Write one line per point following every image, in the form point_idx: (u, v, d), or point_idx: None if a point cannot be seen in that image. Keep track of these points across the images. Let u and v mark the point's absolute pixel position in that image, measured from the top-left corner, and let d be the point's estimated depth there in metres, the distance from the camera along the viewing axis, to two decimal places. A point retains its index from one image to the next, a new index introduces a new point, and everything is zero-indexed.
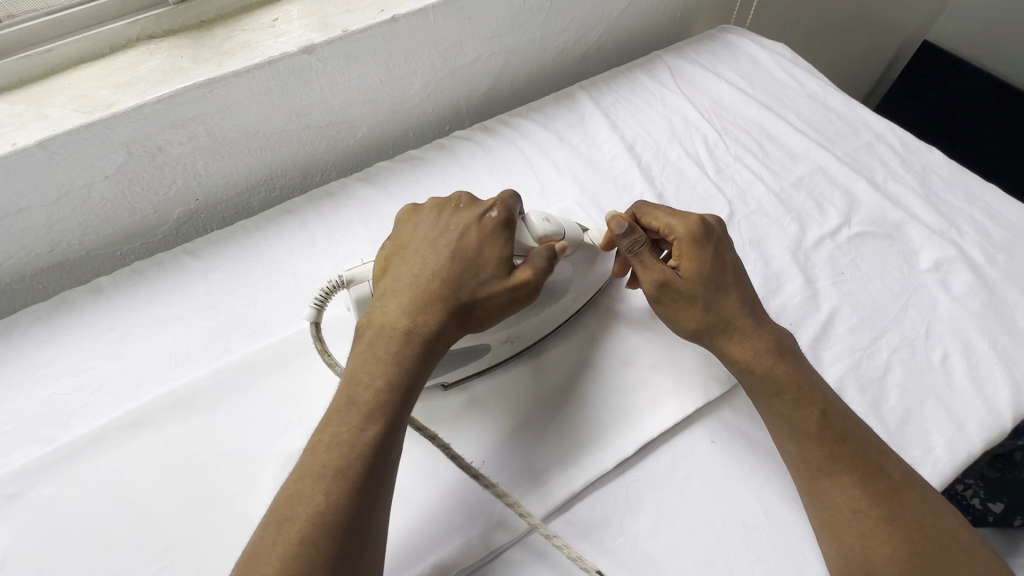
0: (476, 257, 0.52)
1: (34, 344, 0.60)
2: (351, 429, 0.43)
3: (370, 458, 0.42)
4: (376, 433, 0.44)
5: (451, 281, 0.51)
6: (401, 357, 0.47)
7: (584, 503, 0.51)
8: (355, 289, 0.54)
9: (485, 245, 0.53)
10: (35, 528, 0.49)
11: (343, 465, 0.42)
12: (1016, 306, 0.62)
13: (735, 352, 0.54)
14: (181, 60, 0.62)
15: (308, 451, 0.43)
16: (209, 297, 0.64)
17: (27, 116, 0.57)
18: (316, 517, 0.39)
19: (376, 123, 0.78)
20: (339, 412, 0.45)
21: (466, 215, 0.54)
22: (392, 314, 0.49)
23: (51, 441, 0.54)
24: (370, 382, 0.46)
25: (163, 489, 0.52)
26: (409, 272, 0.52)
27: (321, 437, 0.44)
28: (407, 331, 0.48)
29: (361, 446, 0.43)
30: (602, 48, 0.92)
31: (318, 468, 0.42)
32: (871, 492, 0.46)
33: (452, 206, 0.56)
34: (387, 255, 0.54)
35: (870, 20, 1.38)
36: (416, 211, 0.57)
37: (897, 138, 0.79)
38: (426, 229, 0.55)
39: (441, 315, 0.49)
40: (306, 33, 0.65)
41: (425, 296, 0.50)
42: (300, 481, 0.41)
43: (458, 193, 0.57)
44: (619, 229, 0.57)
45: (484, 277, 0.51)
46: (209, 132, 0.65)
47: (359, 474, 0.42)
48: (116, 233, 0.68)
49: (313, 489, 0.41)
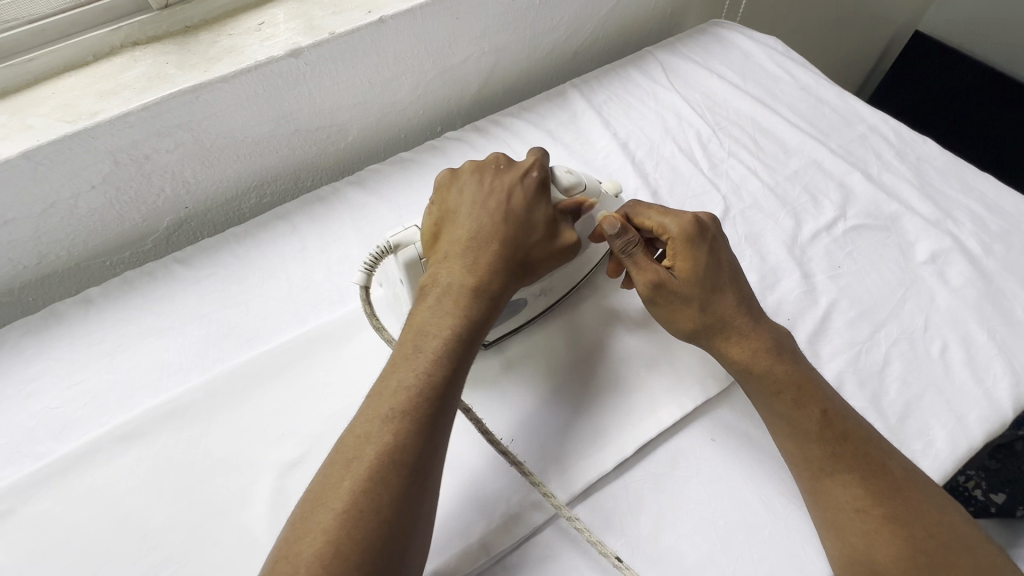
0: (519, 214, 0.54)
1: (24, 358, 0.60)
2: (416, 375, 0.45)
3: (434, 399, 0.44)
4: (437, 376, 0.45)
5: (499, 236, 0.53)
6: (456, 306, 0.49)
7: (584, 506, 0.50)
8: (402, 255, 0.53)
9: (526, 204, 0.55)
10: (28, 545, 0.49)
11: (410, 408, 0.43)
12: (1014, 295, 0.61)
13: (732, 352, 0.53)
14: (166, 67, 0.61)
15: (371, 396, 0.45)
16: (201, 307, 0.64)
17: (9, 127, 0.56)
18: (387, 454, 0.41)
19: (367, 125, 0.77)
20: (399, 359, 0.47)
21: (509, 179, 0.56)
22: (444, 268, 0.51)
23: (43, 456, 0.53)
24: (428, 330, 0.48)
25: (158, 501, 0.51)
26: (457, 230, 0.54)
27: (384, 382, 0.45)
28: (460, 283, 0.50)
29: (424, 387, 0.44)
30: (592, 45, 0.91)
31: (386, 410, 0.43)
32: (874, 491, 0.46)
33: (492, 168, 0.57)
34: (433, 214, 0.56)
35: (861, 12, 1.38)
36: (454, 174, 0.58)
37: (891, 130, 0.78)
38: (468, 189, 0.56)
39: (492, 267, 0.51)
40: (292, 36, 0.64)
41: (474, 251, 0.52)
42: (368, 422, 0.43)
43: (492, 156, 0.58)
44: (612, 229, 0.56)
45: (534, 238, 0.54)
46: (197, 139, 0.65)
47: (424, 414, 0.43)
48: (105, 243, 0.67)
49: (382, 428, 0.42)
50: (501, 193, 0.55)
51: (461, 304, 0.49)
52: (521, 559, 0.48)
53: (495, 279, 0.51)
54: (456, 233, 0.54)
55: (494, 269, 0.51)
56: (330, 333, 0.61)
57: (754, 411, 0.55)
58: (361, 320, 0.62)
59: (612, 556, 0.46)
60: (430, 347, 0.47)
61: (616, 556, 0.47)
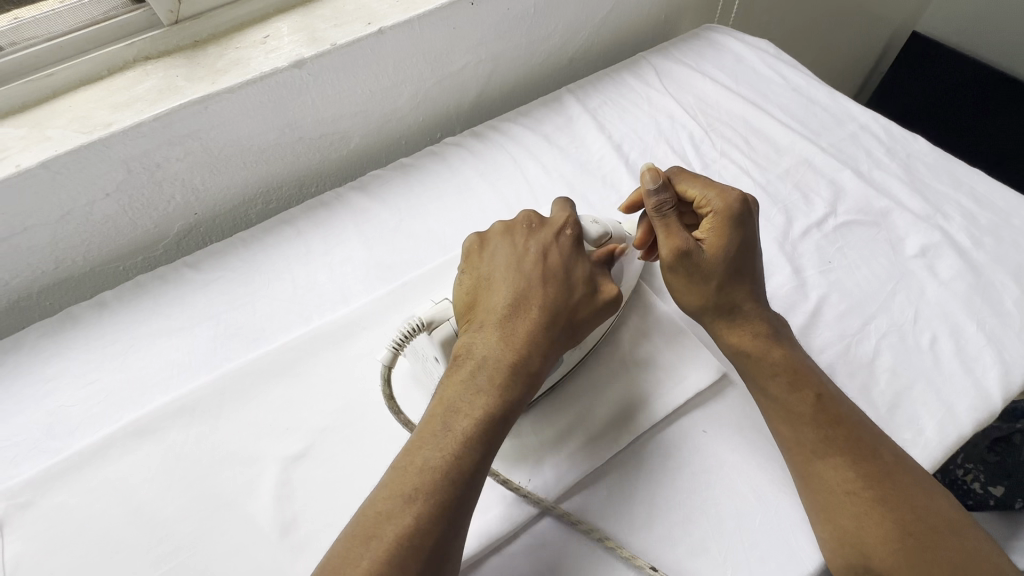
0: (558, 280, 0.54)
1: (42, 358, 0.62)
2: (445, 454, 0.44)
3: (462, 480, 0.43)
4: (467, 458, 0.44)
5: (538, 304, 0.52)
6: (491, 382, 0.48)
7: (578, 495, 0.52)
8: (437, 333, 0.53)
9: (564, 265, 0.55)
10: (45, 535, 0.51)
11: (436, 488, 0.42)
12: (1003, 287, 0.62)
13: (730, 337, 0.55)
14: (176, 79, 0.64)
15: (396, 469, 0.44)
16: (210, 308, 0.66)
17: (29, 138, 0.59)
18: (409, 535, 0.40)
19: (368, 132, 0.80)
20: (426, 433, 0.46)
21: (543, 237, 0.56)
22: (481, 339, 0.51)
23: (59, 451, 0.56)
24: (459, 405, 0.47)
25: (168, 493, 0.53)
26: (494, 296, 0.53)
27: (411, 456, 0.45)
28: (495, 356, 0.49)
29: (451, 469, 0.44)
30: (587, 51, 0.93)
31: (410, 489, 0.42)
32: (864, 473, 0.47)
33: (525, 227, 0.57)
34: (468, 276, 0.56)
35: (858, 14, 1.40)
36: (486, 235, 0.59)
37: (882, 128, 0.79)
38: (505, 251, 0.56)
39: (530, 340, 0.51)
40: (296, 48, 0.67)
41: (512, 321, 0.51)
42: (392, 498, 0.42)
43: (524, 212, 0.59)
44: (653, 184, 0.58)
45: (574, 299, 0.54)
46: (206, 148, 0.67)
47: (449, 497, 0.42)
48: (118, 248, 0.70)
49: (406, 508, 0.42)
50: (537, 252, 0.55)
51: (496, 380, 0.48)
52: (517, 548, 0.49)
53: (533, 353, 0.50)
54: (493, 299, 0.53)
55: (532, 341, 0.51)
56: (332, 332, 0.63)
57: (745, 402, 0.57)
58: (362, 319, 0.64)
59: (648, 567, 0.47)
60: (461, 425, 0.46)
61: (652, 566, 0.47)
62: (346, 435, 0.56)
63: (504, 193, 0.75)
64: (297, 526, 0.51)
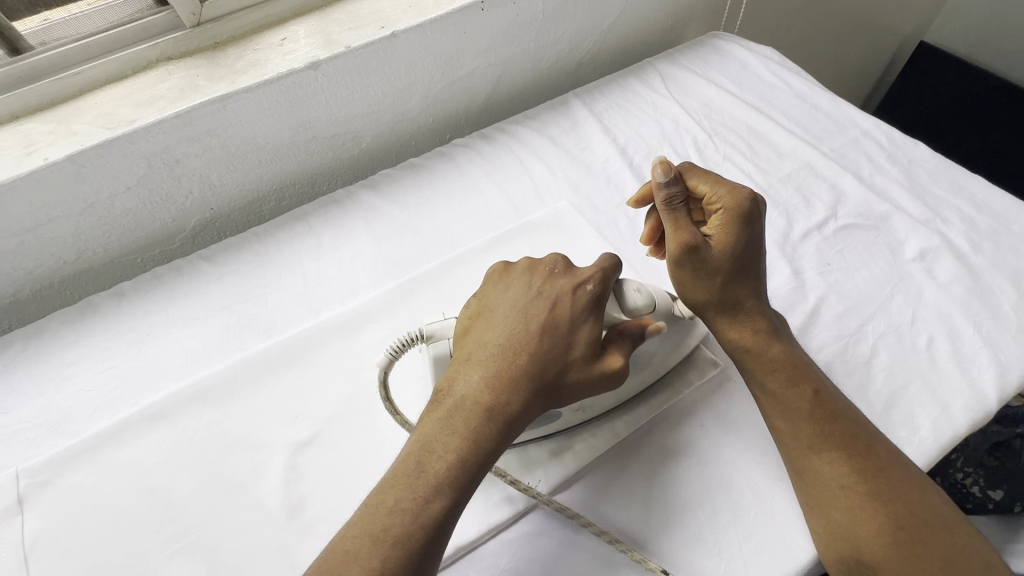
0: (557, 324, 0.51)
1: (62, 344, 0.65)
2: (414, 498, 0.44)
3: (427, 528, 0.43)
4: (434, 506, 0.44)
5: (532, 352, 0.50)
6: (468, 428, 0.47)
7: (577, 484, 0.53)
8: (432, 347, 0.53)
9: (572, 314, 0.51)
10: (62, 513, 0.53)
11: (402, 535, 0.42)
12: (1002, 291, 0.63)
13: (730, 332, 0.56)
14: (197, 79, 0.67)
15: (366, 506, 0.44)
16: (224, 299, 0.68)
17: (56, 134, 0.62)
18: None
19: (379, 133, 0.82)
20: (398, 471, 0.46)
21: (557, 283, 0.53)
22: (467, 380, 0.49)
23: (78, 433, 0.58)
24: (435, 447, 0.46)
25: (180, 476, 0.55)
26: (488, 333, 0.51)
27: (380, 495, 0.44)
28: (475, 398, 0.48)
29: (417, 514, 0.43)
30: (594, 57, 0.95)
31: (375, 530, 0.42)
32: (858, 468, 0.48)
33: (546, 270, 0.54)
34: (472, 304, 0.54)
35: (865, 23, 1.41)
36: (511, 267, 0.56)
37: (883, 134, 0.81)
38: (514, 288, 0.54)
39: (512, 385, 0.48)
40: (312, 50, 0.70)
41: (501, 366, 0.49)
42: (357, 537, 0.42)
43: (552, 255, 0.56)
44: (664, 177, 0.58)
45: (573, 355, 0.50)
46: (223, 144, 0.70)
47: (410, 543, 0.42)
48: (138, 240, 0.72)
49: (370, 548, 0.41)
50: (547, 297, 0.52)
51: (473, 426, 0.47)
52: (515, 534, 0.51)
53: (515, 398, 0.48)
54: (485, 336, 0.51)
55: (516, 386, 0.48)
56: (340, 324, 0.65)
57: (743, 398, 0.58)
58: (370, 313, 0.66)
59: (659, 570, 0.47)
60: (431, 468, 0.45)
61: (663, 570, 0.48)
62: (353, 423, 0.58)
63: (511, 194, 0.77)
64: (304, 508, 0.53)
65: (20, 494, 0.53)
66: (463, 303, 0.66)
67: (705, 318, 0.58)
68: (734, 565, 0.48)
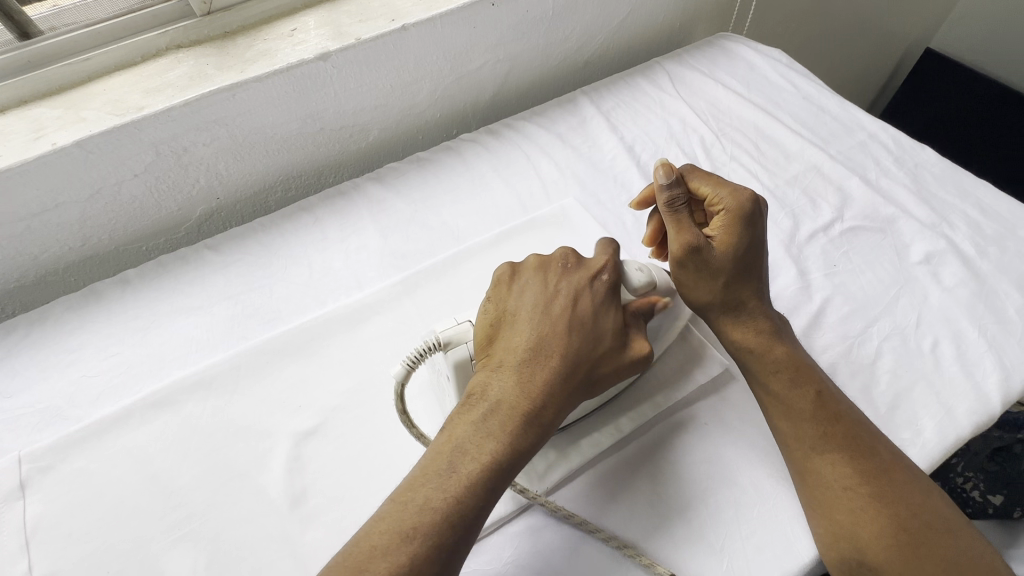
0: (584, 329, 0.52)
1: (66, 330, 0.64)
2: (447, 496, 0.43)
3: (460, 525, 0.43)
4: (466, 504, 0.44)
5: (560, 352, 0.50)
6: (500, 426, 0.47)
7: (579, 479, 0.53)
8: (451, 353, 0.52)
9: (595, 315, 0.52)
10: (65, 498, 0.53)
11: (434, 532, 0.42)
12: (1007, 296, 0.63)
13: (733, 332, 0.56)
14: (206, 67, 0.67)
15: (395, 503, 0.44)
16: (229, 289, 0.68)
17: (65, 119, 0.62)
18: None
19: (387, 126, 0.82)
20: (430, 471, 0.45)
21: (579, 282, 0.54)
22: (495, 380, 0.49)
23: (81, 419, 0.58)
24: (466, 447, 0.46)
25: (183, 463, 0.55)
26: (514, 335, 0.52)
27: (410, 493, 0.44)
28: (509, 401, 0.48)
29: (451, 514, 0.43)
30: (602, 55, 0.95)
31: (406, 528, 0.42)
32: (861, 470, 0.48)
33: (561, 267, 0.55)
34: (488, 306, 0.54)
35: (872, 29, 1.41)
36: (520, 267, 0.57)
37: (890, 138, 0.81)
38: (534, 289, 0.54)
39: (548, 391, 0.49)
40: (321, 42, 0.70)
41: (530, 366, 0.49)
42: (386, 534, 0.42)
43: (565, 252, 0.57)
44: (665, 179, 0.58)
45: (601, 352, 0.51)
46: (231, 134, 0.70)
47: (444, 543, 0.42)
48: (144, 228, 0.72)
49: (401, 546, 0.41)
50: (569, 297, 0.53)
51: (505, 425, 0.47)
52: (518, 528, 0.51)
53: (548, 404, 0.48)
54: (513, 339, 0.51)
55: (550, 392, 0.49)
56: (346, 316, 0.64)
57: (746, 398, 0.58)
58: (375, 305, 0.65)
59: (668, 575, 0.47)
60: (465, 469, 0.45)
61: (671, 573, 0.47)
62: (356, 415, 0.57)
63: (518, 189, 0.77)
64: (306, 499, 0.52)
65: (23, 478, 0.53)
66: (468, 297, 0.66)
67: (708, 318, 0.58)
68: (737, 563, 0.48)
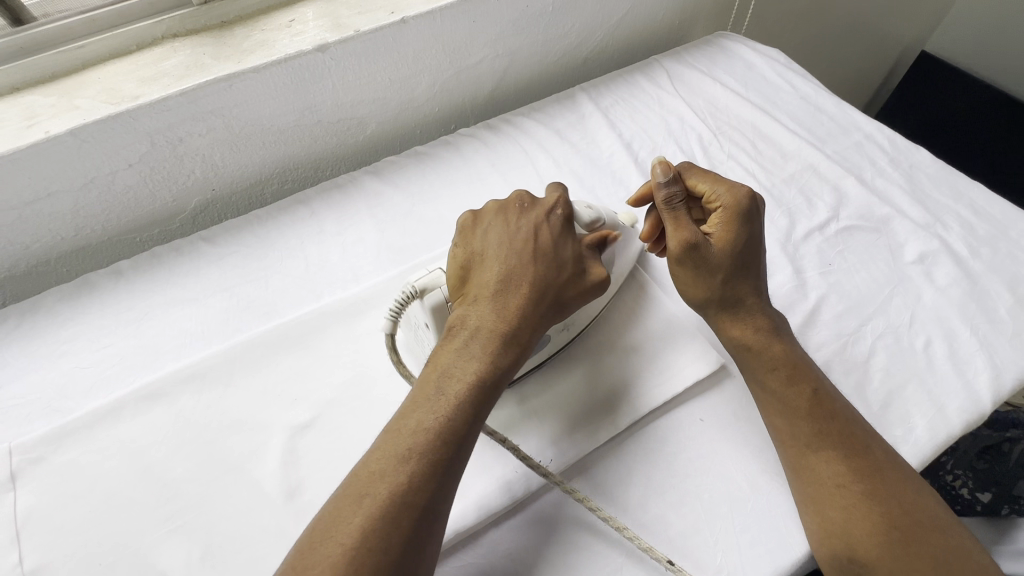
0: (549, 258, 0.53)
1: (57, 321, 0.64)
2: (437, 417, 0.44)
3: (454, 442, 0.44)
4: (457, 422, 0.45)
5: (529, 280, 0.52)
6: (480, 349, 0.48)
7: (575, 474, 0.53)
8: (428, 300, 0.52)
9: (555, 244, 0.54)
10: (56, 490, 0.52)
11: (428, 450, 0.43)
12: (998, 296, 0.64)
13: (732, 329, 0.57)
14: (203, 57, 0.66)
15: (388, 432, 0.44)
16: (224, 281, 0.68)
17: (58, 107, 0.61)
18: (400, 493, 0.41)
19: (385, 119, 0.82)
20: (419, 399, 0.46)
21: (534, 217, 0.55)
22: (472, 311, 0.50)
23: (73, 410, 0.57)
24: (451, 373, 0.47)
25: (178, 455, 0.55)
26: (483, 271, 0.53)
27: (402, 421, 0.45)
28: (486, 327, 0.49)
29: (443, 432, 0.44)
30: (601, 52, 0.95)
31: (401, 450, 0.43)
32: (854, 467, 0.48)
33: (517, 206, 0.56)
34: (456, 251, 0.54)
35: (868, 31, 1.41)
36: (479, 213, 0.57)
37: (886, 139, 0.81)
38: (495, 228, 0.55)
39: (521, 314, 0.50)
40: (320, 33, 0.69)
41: (502, 295, 0.51)
42: (384, 458, 0.42)
43: (515, 194, 0.57)
44: (662, 177, 0.59)
45: (567, 277, 0.53)
46: (227, 124, 0.69)
47: (439, 458, 0.43)
48: (137, 219, 0.72)
49: (398, 467, 0.42)
50: (528, 231, 0.54)
51: (485, 348, 0.48)
52: (514, 522, 0.51)
53: (522, 324, 0.50)
54: (483, 274, 0.52)
55: (523, 315, 0.50)
56: (342, 309, 0.64)
57: (743, 395, 0.58)
58: (372, 298, 0.65)
59: (665, 561, 0.47)
60: (452, 392, 0.46)
61: (668, 560, 0.48)
62: (352, 408, 0.57)
63: (515, 184, 0.77)
64: (301, 492, 0.52)
65: (13, 469, 0.52)
66: None
67: (706, 315, 0.59)
68: (730, 557, 0.49)
